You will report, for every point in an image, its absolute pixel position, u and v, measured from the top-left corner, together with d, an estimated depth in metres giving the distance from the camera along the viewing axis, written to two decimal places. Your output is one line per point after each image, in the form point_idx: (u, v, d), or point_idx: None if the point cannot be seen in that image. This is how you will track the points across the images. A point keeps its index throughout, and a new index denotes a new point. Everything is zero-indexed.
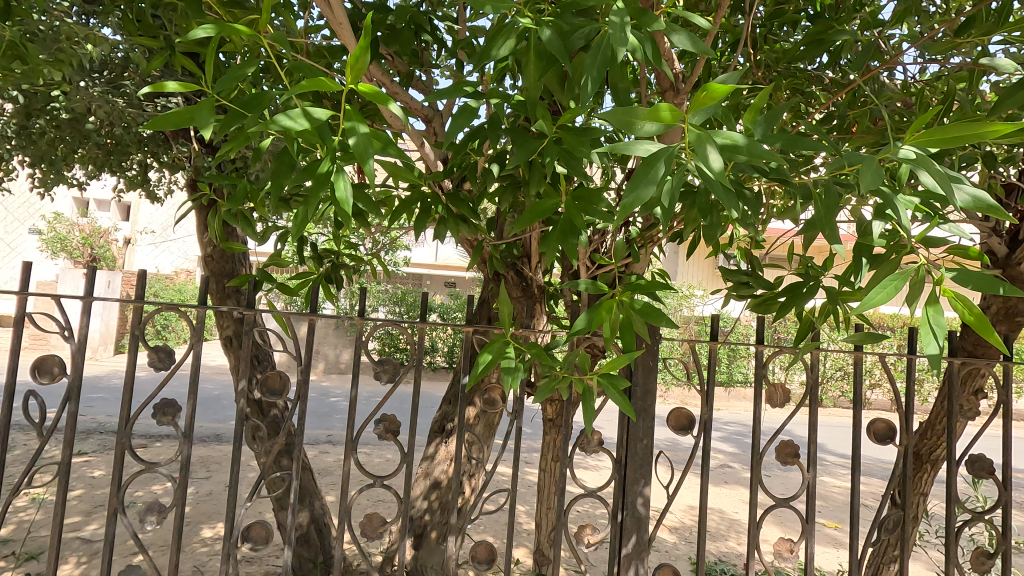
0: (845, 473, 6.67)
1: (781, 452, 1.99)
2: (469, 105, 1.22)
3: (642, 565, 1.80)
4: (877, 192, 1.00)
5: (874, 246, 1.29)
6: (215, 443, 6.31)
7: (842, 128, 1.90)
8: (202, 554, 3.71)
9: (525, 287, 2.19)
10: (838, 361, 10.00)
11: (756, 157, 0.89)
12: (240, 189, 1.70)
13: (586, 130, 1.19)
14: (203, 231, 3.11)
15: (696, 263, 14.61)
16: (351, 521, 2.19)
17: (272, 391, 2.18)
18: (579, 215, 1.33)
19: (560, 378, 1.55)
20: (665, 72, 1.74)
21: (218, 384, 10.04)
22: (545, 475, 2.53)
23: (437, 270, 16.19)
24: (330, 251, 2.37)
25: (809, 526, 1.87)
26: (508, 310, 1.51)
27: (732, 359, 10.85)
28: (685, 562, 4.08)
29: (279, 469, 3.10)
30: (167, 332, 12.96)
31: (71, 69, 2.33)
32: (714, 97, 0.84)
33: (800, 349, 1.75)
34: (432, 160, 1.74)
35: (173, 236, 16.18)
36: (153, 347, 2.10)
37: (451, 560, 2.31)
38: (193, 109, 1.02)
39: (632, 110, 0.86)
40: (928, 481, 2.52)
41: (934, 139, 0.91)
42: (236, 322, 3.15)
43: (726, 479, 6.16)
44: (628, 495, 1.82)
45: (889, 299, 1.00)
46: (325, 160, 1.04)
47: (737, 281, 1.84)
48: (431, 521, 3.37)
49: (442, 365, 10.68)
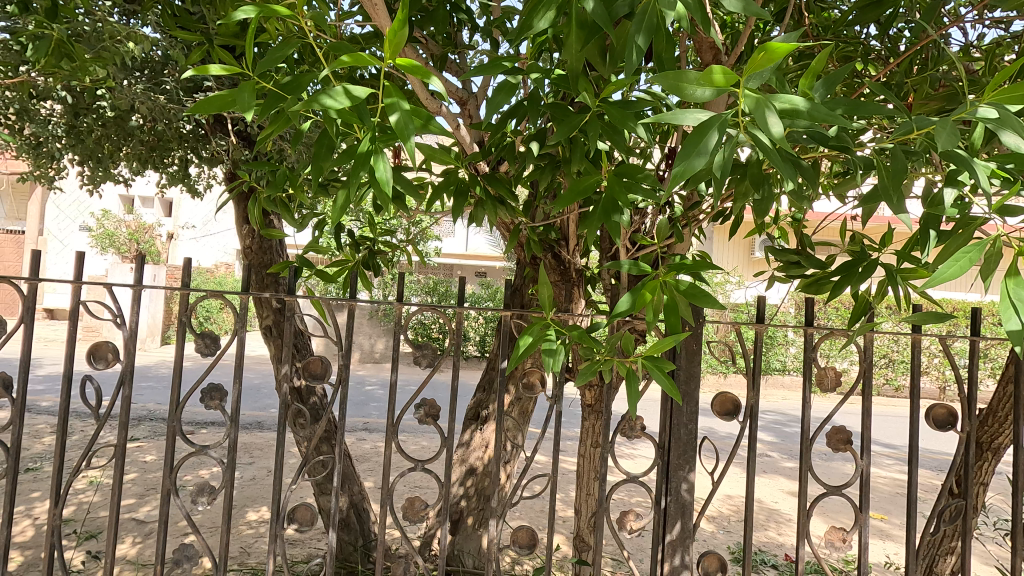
0: (893, 463, 6.45)
1: (833, 437, 1.86)
2: (507, 82, 1.19)
3: (687, 553, 1.74)
4: (951, 158, 0.92)
5: (944, 218, 1.19)
6: (258, 430, 6.53)
7: (901, 97, 1.77)
8: (248, 536, 3.84)
9: (563, 271, 2.16)
10: (883, 348, 9.66)
11: (818, 121, 0.84)
12: (278, 174, 1.70)
13: (631, 103, 1.14)
14: (243, 223, 3.19)
15: (733, 247, 14.33)
16: (391, 505, 2.17)
17: (313, 377, 2.19)
18: (623, 192, 1.28)
19: (602, 361, 1.48)
20: (709, 42, 1.66)
21: (260, 373, 10.38)
22: (584, 460, 2.49)
23: (469, 261, 16.34)
24: (366, 238, 2.37)
25: (866, 516, 1.77)
26: (547, 292, 1.47)
27: (771, 347, 10.58)
28: (725, 552, 4.00)
29: (319, 454, 3.18)
30: (209, 322, 13.47)
31: (115, 67, 2.38)
32: (773, 58, 0.79)
33: (853, 331, 1.66)
34: (467, 142, 1.72)
35: (212, 230, 16.63)
36: (199, 334, 2.12)
37: (491, 544, 2.28)
38: (235, 92, 1.01)
39: (684, 74, 0.81)
40: (989, 470, 2.39)
41: (1017, 95, 0.83)
42: (275, 311, 3.22)
43: (766, 468, 6.04)
44: (672, 481, 1.75)
45: (962, 274, 0.94)
46: (365, 140, 1.03)
47: (785, 261, 1.75)
48: (468, 507, 3.42)
49: (475, 354, 10.81)
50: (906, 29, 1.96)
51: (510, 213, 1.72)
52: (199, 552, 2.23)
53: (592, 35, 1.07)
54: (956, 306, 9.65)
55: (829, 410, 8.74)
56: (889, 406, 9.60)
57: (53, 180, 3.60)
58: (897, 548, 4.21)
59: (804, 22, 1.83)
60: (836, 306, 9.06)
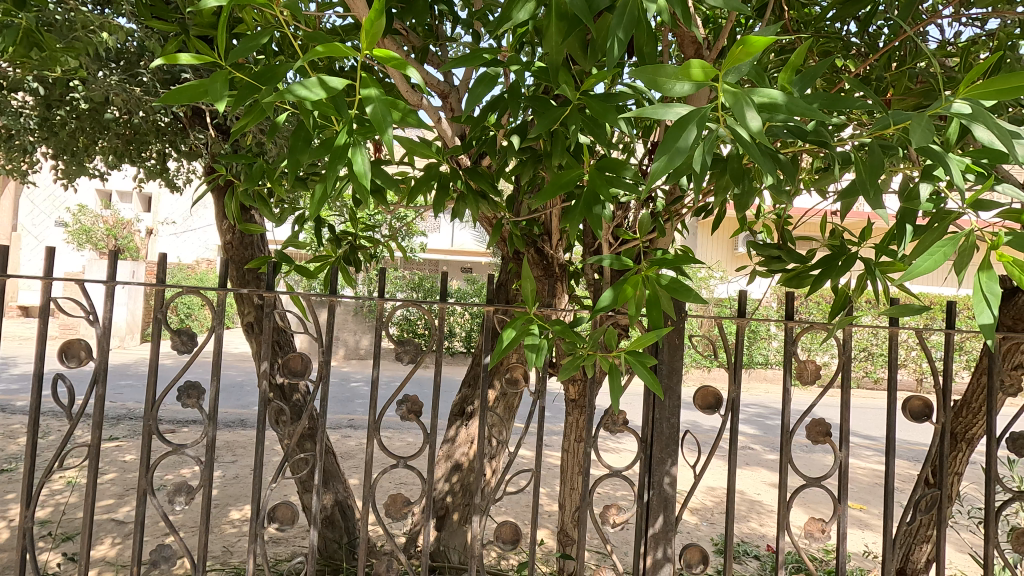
0: (871, 454, 6.58)
1: (812, 430, 1.86)
2: (488, 74, 1.17)
3: (670, 546, 1.74)
4: (927, 153, 0.93)
5: (920, 212, 1.20)
6: (240, 428, 6.45)
7: (880, 92, 1.78)
8: (230, 535, 3.80)
9: (547, 265, 2.15)
10: (863, 341, 9.83)
11: (796, 115, 0.84)
12: (255, 168, 1.67)
13: (612, 96, 1.13)
14: (222, 218, 3.13)
15: (717, 241, 14.48)
16: (374, 502, 2.14)
17: (293, 374, 2.16)
18: (605, 186, 1.28)
19: (585, 355, 1.48)
20: (690, 35, 1.66)
21: (242, 370, 10.26)
22: (568, 455, 2.48)
23: (455, 256, 16.32)
24: (347, 233, 2.34)
25: (845, 507, 1.79)
26: (529, 287, 1.46)
27: (753, 341, 10.72)
28: (708, 543, 4.06)
29: (302, 451, 3.15)
30: (190, 319, 13.29)
31: (89, 57, 2.32)
32: (751, 51, 0.78)
33: (832, 325, 1.68)
34: (449, 135, 1.70)
35: (192, 225, 16.36)
36: (176, 331, 2.08)
37: (475, 540, 2.27)
38: (207, 83, 0.98)
39: (663, 67, 0.81)
40: (964, 460, 2.44)
41: (992, 89, 0.84)
42: (256, 308, 3.17)
43: (748, 461, 6.13)
44: (655, 474, 1.75)
45: (937, 267, 0.95)
46: (343, 132, 1.01)
47: (766, 255, 1.75)
48: (454, 503, 3.42)
49: (461, 349, 10.81)
50: (885, 26, 1.97)
51: (492, 207, 1.71)
52: (177, 552, 2.20)
53: (573, 28, 1.06)
54: (932, 299, 9.88)
55: (810, 403, 8.89)
56: (868, 398, 9.79)
57: (25, 174, 3.50)
58: (874, 537, 4.30)
59: (785, 17, 1.83)
60: (817, 300, 9.21)
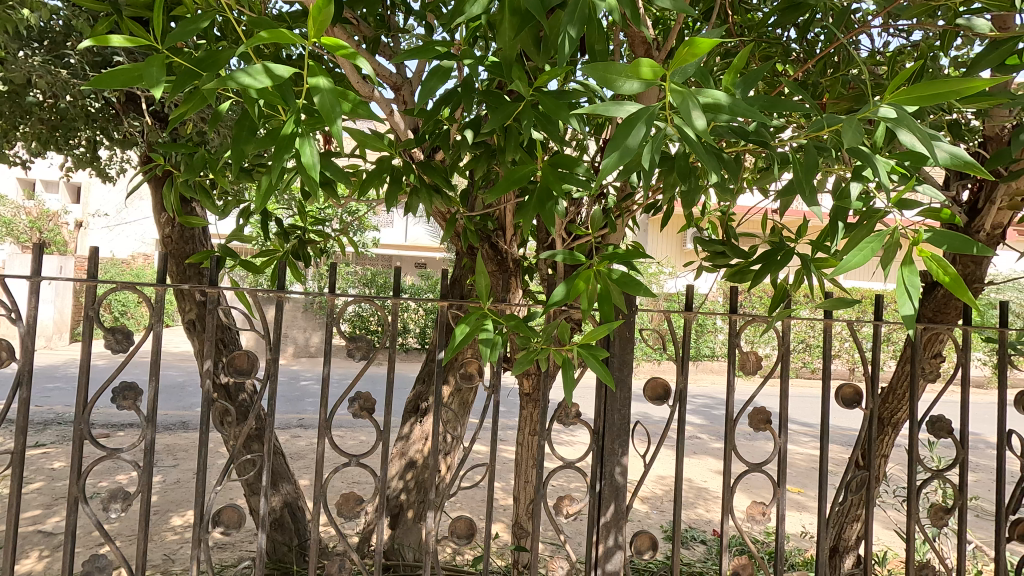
0: (808, 440, 6.95)
1: (754, 418, 1.94)
2: (441, 67, 1.16)
3: (621, 533, 1.77)
4: (857, 154, 0.98)
5: (851, 211, 1.28)
6: (182, 430, 6.17)
7: (817, 96, 1.87)
8: (172, 542, 3.63)
9: (501, 260, 2.16)
10: (801, 333, 10.36)
11: (739, 115, 0.87)
12: (196, 158, 1.59)
13: (564, 93, 1.15)
14: (161, 211, 2.97)
15: (666, 238, 14.90)
16: (325, 502, 2.09)
17: (239, 373, 2.08)
18: (557, 182, 1.29)
19: (538, 350, 1.49)
20: (640, 35, 1.69)
21: (184, 371, 9.81)
22: (522, 449, 2.50)
23: (408, 251, 16.12)
24: (296, 227, 2.27)
25: (783, 491, 1.88)
26: (483, 282, 1.45)
27: (701, 334, 11.11)
28: (658, 530, 4.19)
29: (249, 453, 3.05)
30: (125, 317, 12.58)
31: (8, 35, 2.14)
32: (697, 53, 0.81)
33: (773, 317, 1.76)
34: (402, 128, 1.67)
35: (127, 218, 15.46)
36: (109, 330, 1.96)
37: (429, 537, 2.26)
38: (142, 67, 0.93)
39: (613, 65, 0.83)
40: (890, 443, 2.61)
41: (914, 96, 0.89)
42: (198, 305, 3.04)
43: (696, 449, 6.36)
44: (607, 465, 1.78)
45: (866, 262, 1.01)
46: (290, 123, 0.98)
47: (712, 251, 1.82)
48: (408, 501, 3.39)
49: (415, 346, 10.71)
50: (822, 34, 2.08)
51: (446, 201, 1.70)
52: (112, 563, 2.08)
53: (525, 24, 1.07)
54: (863, 294, 10.50)
55: (752, 393, 9.31)
56: (805, 387, 10.35)
57: None
58: (811, 519, 4.55)
59: (730, 20, 1.89)
60: (759, 295, 9.63)
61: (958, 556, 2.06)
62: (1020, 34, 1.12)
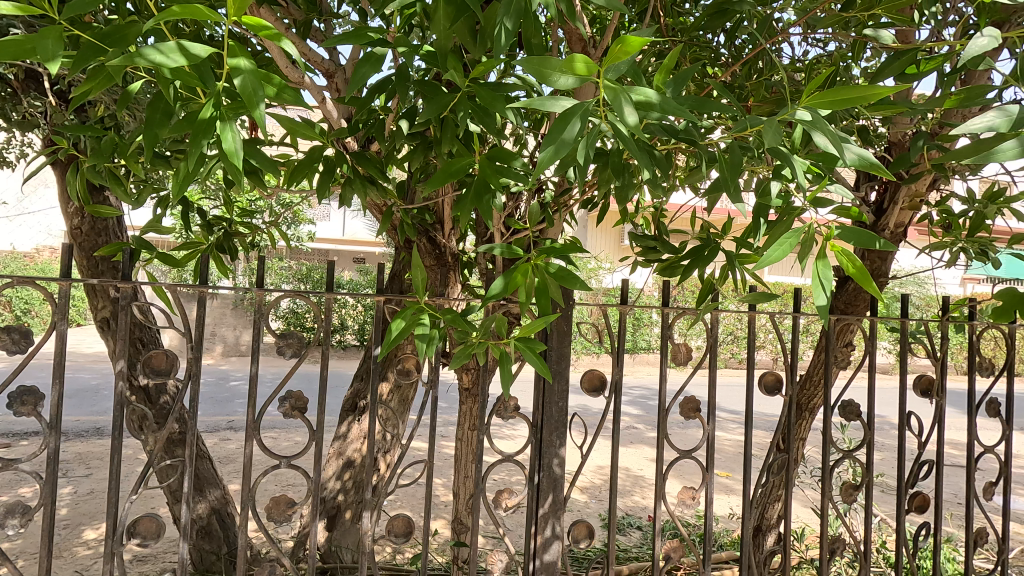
0: (736, 427, 7.34)
1: (685, 407, 2.01)
2: (374, 54, 1.13)
3: (559, 523, 1.80)
4: (776, 154, 1.04)
5: (771, 209, 1.35)
6: (95, 437, 5.73)
7: (742, 99, 1.96)
8: (84, 558, 3.37)
9: (439, 254, 2.13)
10: (729, 325, 10.91)
11: (669, 113, 0.90)
12: (105, 143, 1.47)
13: (501, 86, 1.14)
14: (67, 200, 2.73)
15: (604, 233, 15.24)
16: (254, 506, 2.00)
17: (157, 373, 1.94)
18: (495, 175, 1.29)
19: (476, 344, 1.48)
20: (577, 31, 1.71)
21: (98, 373, 9.11)
22: (462, 444, 2.49)
23: (346, 246, 15.68)
24: (221, 218, 2.15)
25: (712, 475, 1.96)
26: (420, 276, 1.43)
27: (637, 327, 11.47)
28: (596, 519, 4.30)
29: (171, 458, 2.87)
30: (29, 316, 11.54)
31: None
32: (629, 50, 0.82)
33: (701, 310, 1.84)
34: (334, 117, 1.61)
35: (29, 208, 14.14)
36: (4, 329, 1.78)
37: (366, 536, 2.21)
38: (36, 39, 0.84)
39: (548, 59, 0.83)
40: (807, 426, 2.79)
41: (827, 100, 0.95)
42: (112, 302, 2.82)
43: (632, 439, 6.57)
44: (545, 457, 1.80)
45: (784, 257, 1.06)
46: (208, 106, 0.92)
47: (644, 246, 1.88)
48: (345, 501, 3.31)
49: (353, 343, 10.44)
50: (747, 39, 2.17)
51: (382, 193, 1.65)
52: None
53: (461, 14, 1.05)
54: (785, 288, 11.18)
55: (685, 383, 9.72)
56: (733, 377, 10.91)
57: None
58: (737, 501, 4.81)
59: (662, 22, 1.95)
60: (692, 289, 10.05)
61: (865, 528, 2.23)
62: (917, 46, 1.20)
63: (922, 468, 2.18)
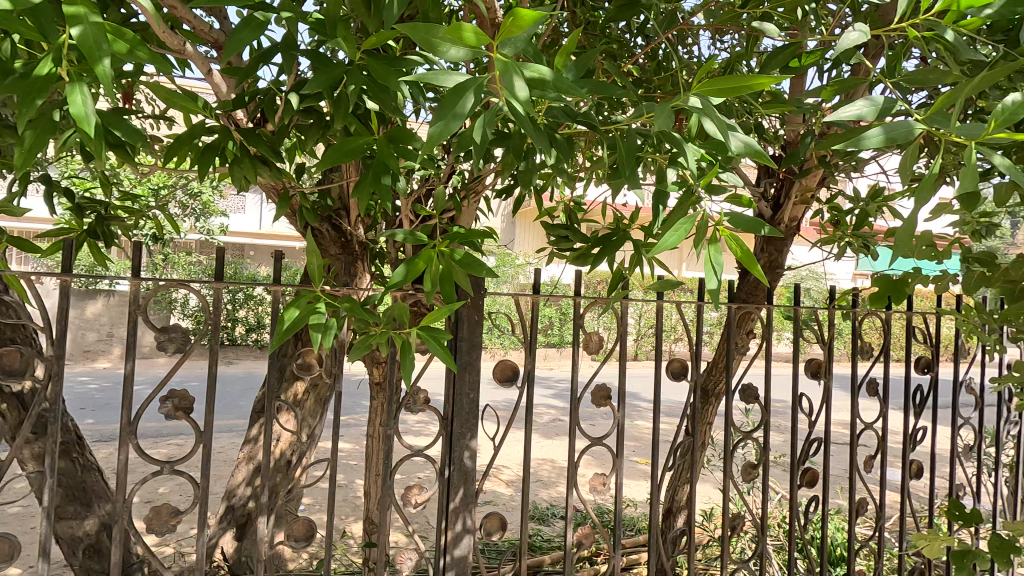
0: (655, 416, 7.64)
1: (596, 395, 2.03)
2: (256, 18, 1.03)
3: (469, 517, 1.76)
4: (671, 140, 1.04)
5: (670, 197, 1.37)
6: None
7: (650, 92, 2.00)
8: None
9: (346, 243, 2.02)
10: (650, 319, 11.35)
11: (563, 91, 0.87)
12: None
13: (398, 60, 1.08)
14: None
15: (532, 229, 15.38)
16: (137, 519, 1.81)
17: (14, 375, 1.71)
18: (394, 156, 1.22)
19: (378, 334, 1.40)
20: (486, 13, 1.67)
21: None
22: (375, 441, 2.39)
23: (264, 240, 14.85)
24: (96, 201, 1.93)
25: (622, 461, 2.00)
26: (316, 263, 1.33)
27: (564, 322, 11.67)
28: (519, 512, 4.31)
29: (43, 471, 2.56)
30: None
31: None
32: (521, 23, 0.79)
33: (612, 298, 1.86)
34: (222, 90, 1.48)
35: None
36: None
37: (268, 544, 2.07)
38: None
39: (436, 28, 0.78)
40: (713, 411, 2.93)
41: (716, 88, 0.97)
42: None
43: (557, 431, 6.66)
44: (455, 450, 1.75)
45: (679, 242, 1.07)
46: (45, 60, 0.80)
47: (557, 235, 1.87)
48: (252, 508, 3.10)
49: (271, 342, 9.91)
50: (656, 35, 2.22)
51: (277, 175, 1.54)
52: None
53: None
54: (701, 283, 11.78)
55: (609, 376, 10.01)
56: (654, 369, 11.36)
57: None
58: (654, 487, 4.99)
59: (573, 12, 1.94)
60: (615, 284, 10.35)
61: (763, 505, 2.36)
62: (799, 40, 1.25)
63: (812, 446, 2.33)
